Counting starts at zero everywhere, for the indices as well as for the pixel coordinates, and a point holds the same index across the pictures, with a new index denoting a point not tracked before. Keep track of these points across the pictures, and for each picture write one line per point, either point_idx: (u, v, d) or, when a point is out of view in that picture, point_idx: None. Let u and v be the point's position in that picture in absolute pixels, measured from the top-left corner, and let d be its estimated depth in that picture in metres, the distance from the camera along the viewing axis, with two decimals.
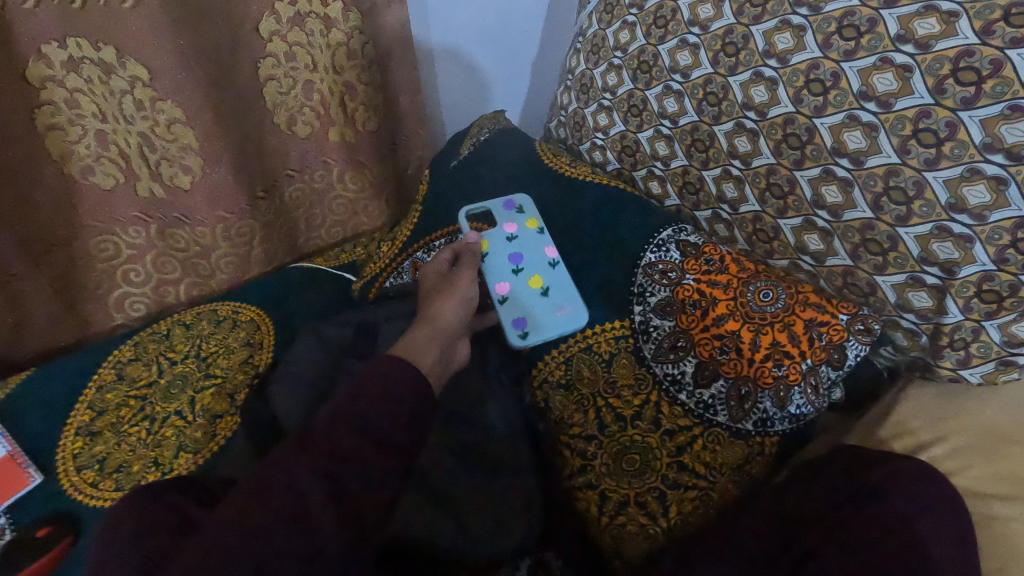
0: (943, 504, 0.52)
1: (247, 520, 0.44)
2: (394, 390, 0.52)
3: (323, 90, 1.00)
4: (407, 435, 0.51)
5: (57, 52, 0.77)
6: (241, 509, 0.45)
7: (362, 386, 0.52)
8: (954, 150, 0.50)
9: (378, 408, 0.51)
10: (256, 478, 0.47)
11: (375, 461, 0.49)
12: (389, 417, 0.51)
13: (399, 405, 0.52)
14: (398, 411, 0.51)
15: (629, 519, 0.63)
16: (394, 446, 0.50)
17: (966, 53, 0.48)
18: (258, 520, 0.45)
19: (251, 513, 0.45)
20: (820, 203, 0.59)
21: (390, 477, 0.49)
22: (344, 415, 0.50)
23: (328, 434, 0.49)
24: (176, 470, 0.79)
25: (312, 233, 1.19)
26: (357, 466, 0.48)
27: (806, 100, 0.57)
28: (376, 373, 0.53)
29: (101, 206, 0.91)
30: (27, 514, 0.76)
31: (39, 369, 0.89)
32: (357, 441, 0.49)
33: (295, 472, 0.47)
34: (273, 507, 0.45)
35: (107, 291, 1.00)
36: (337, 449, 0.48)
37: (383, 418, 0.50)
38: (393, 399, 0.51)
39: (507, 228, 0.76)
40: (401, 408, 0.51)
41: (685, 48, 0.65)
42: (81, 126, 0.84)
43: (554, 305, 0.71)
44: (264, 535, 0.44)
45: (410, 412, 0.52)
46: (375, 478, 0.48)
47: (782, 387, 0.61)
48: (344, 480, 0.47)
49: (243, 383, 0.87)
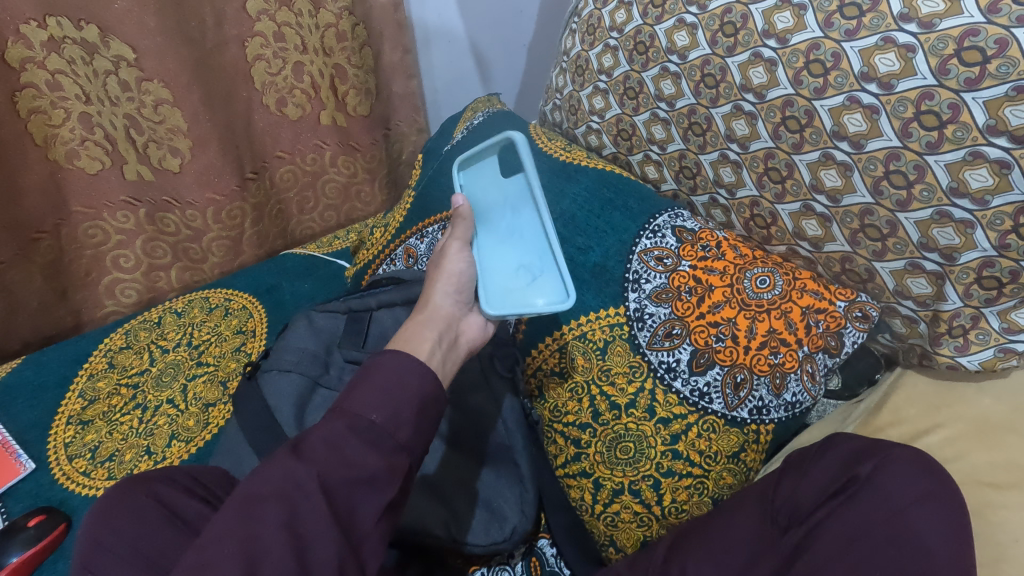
0: (941, 494, 0.51)
1: (251, 521, 0.44)
2: (399, 385, 0.50)
3: (313, 72, 0.99)
4: (411, 431, 0.50)
5: (36, 32, 0.76)
6: (239, 515, 0.44)
7: (364, 382, 0.50)
8: (956, 132, 0.49)
9: (380, 402, 0.49)
10: (254, 480, 0.46)
11: (379, 460, 0.47)
12: (393, 414, 0.49)
13: (404, 401, 0.50)
14: (402, 409, 0.50)
15: (623, 507, 0.64)
16: (397, 443, 0.49)
17: (971, 32, 0.46)
18: (258, 522, 0.44)
19: (252, 516, 0.44)
20: (819, 188, 0.57)
21: (396, 476, 0.48)
22: (346, 413, 0.49)
23: (330, 434, 0.48)
24: (169, 458, 0.78)
25: (304, 214, 1.16)
26: (359, 467, 0.46)
27: (806, 81, 0.55)
28: (378, 366, 0.51)
29: (87, 190, 0.90)
30: (19, 502, 0.75)
31: (29, 358, 0.88)
32: (359, 440, 0.48)
33: (292, 472, 0.46)
34: (271, 509, 0.44)
35: (98, 278, 0.98)
36: (339, 450, 0.47)
37: (387, 415, 0.49)
38: (398, 394, 0.50)
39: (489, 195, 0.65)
40: (405, 403, 0.50)
41: (683, 28, 0.63)
42: (63, 109, 0.82)
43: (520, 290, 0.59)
44: (264, 541, 0.43)
45: (416, 408, 0.51)
46: (380, 478, 0.47)
47: (778, 374, 0.60)
48: (346, 481, 0.46)
49: (236, 370, 0.86)
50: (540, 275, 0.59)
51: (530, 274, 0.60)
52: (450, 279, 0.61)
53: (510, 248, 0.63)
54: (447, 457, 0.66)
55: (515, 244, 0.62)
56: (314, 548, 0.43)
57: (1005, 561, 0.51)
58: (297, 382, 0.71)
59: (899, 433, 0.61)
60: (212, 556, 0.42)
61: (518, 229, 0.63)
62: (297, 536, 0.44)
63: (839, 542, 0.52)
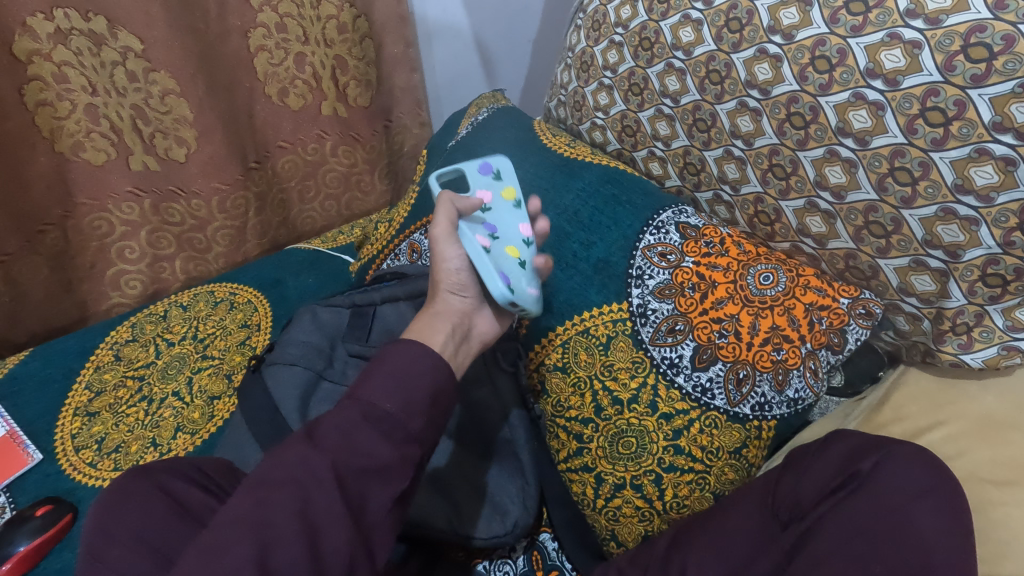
0: (941, 490, 0.51)
1: (263, 508, 0.44)
2: (413, 373, 0.50)
3: (315, 63, 1.00)
4: (423, 422, 0.50)
5: (43, 24, 0.77)
6: (252, 500, 0.45)
7: (378, 371, 0.50)
8: (962, 129, 0.49)
9: (395, 392, 0.49)
10: (267, 467, 0.46)
11: (390, 451, 0.47)
12: (406, 404, 0.49)
13: (418, 392, 0.50)
14: (415, 399, 0.50)
15: (625, 502, 0.65)
16: (409, 434, 0.49)
17: (978, 28, 0.47)
18: (270, 510, 0.44)
19: (262, 503, 0.45)
20: (823, 184, 0.57)
21: (407, 466, 0.49)
22: (359, 401, 0.49)
23: (343, 422, 0.48)
24: (174, 450, 0.79)
25: (306, 204, 1.17)
26: (371, 457, 0.47)
27: (811, 78, 0.55)
28: (392, 356, 0.51)
29: (94, 182, 0.90)
30: (27, 492, 0.75)
31: (36, 351, 0.89)
32: (372, 430, 0.48)
33: (304, 461, 0.46)
34: (285, 496, 0.45)
35: (103, 269, 0.99)
36: (352, 439, 0.47)
37: (400, 404, 0.49)
38: (411, 386, 0.50)
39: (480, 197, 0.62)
40: (419, 393, 0.50)
41: (688, 24, 0.63)
42: (69, 101, 0.83)
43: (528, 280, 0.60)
44: (277, 528, 0.44)
45: (429, 397, 0.50)
46: (391, 469, 0.47)
47: (781, 370, 0.60)
48: (358, 470, 0.46)
49: (240, 364, 0.87)
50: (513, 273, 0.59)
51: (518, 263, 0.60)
52: (451, 278, 0.58)
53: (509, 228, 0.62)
54: (455, 452, 0.67)
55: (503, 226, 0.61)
56: (325, 536, 0.44)
57: (1006, 558, 0.51)
58: (301, 375, 0.71)
59: (903, 430, 0.61)
60: (225, 543, 0.43)
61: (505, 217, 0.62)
62: (310, 524, 0.44)
63: (839, 537, 0.52)
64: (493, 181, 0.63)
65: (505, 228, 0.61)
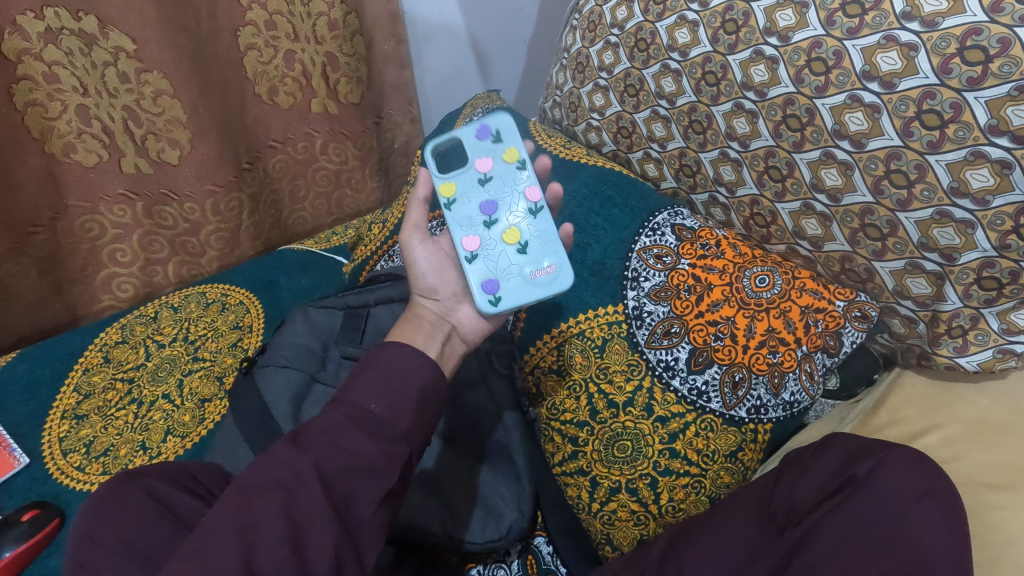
0: (939, 493, 0.51)
1: (246, 511, 0.43)
2: (398, 374, 0.50)
3: (305, 60, 0.98)
4: (411, 421, 0.49)
5: (33, 23, 0.75)
6: (236, 504, 0.44)
7: (364, 373, 0.50)
8: (958, 132, 0.49)
9: (380, 393, 0.49)
10: (253, 472, 0.46)
11: (377, 449, 0.47)
12: (392, 405, 0.49)
13: (404, 391, 0.50)
14: (402, 399, 0.49)
15: (620, 506, 0.64)
16: (397, 433, 0.49)
17: (973, 31, 0.46)
18: (254, 512, 0.43)
19: (247, 506, 0.44)
20: (819, 186, 0.57)
21: (395, 465, 0.48)
22: (345, 403, 0.49)
23: (329, 424, 0.47)
24: (164, 453, 0.78)
25: (297, 204, 1.16)
26: (357, 457, 0.46)
27: (807, 80, 0.55)
28: (378, 359, 0.51)
29: (85, 184, 0.89)
30: (16, 497, 0.74)
31: (25, 353, 0.88)
32: (358, 430, 0.47)
33: (290, 463, 0.45)
34: (269, 498, 0.44)
35: (95, 272, 0.98)
36: (338, 439, 0.47)
37: (386, 406, 0.49)
38: (398, 386, 0.50)
39: (480, 166, 0.61)
40: (406, 394, 0.50)
41: (683, 25, 0.63)
42: (60, 101, 0.82)
43: (532, 264, 0.60)
44: (261, 530, 0.43)
45: (416, 399, 0.50)
46: (378, 468, 0.47)
47: (776, 374, 0.60)
48: (344, 469, 0.46)
49: (232, 366, 0.86)
50: (514, 261, 0.59)
51: (521, 246, 0.60)
52: (420, 282, 0.59)
53: (509, 200, 0.61)
54: (443, 453, 0.66)
55: (502, 198, 0.61)
56: (310, 536, 0.43)
57: (1001, 563, 0.51)
58: (294, 377, 0.70)
59: (898, 433, 0.61)
60: (207, 547, 0.42)
61: (509, 187, 0.61)
62: (295, 524, 0.43)
63: (837, 541, 0.51)
64: (492, 144, 0.62)
65: (505, 204, 0.61)
